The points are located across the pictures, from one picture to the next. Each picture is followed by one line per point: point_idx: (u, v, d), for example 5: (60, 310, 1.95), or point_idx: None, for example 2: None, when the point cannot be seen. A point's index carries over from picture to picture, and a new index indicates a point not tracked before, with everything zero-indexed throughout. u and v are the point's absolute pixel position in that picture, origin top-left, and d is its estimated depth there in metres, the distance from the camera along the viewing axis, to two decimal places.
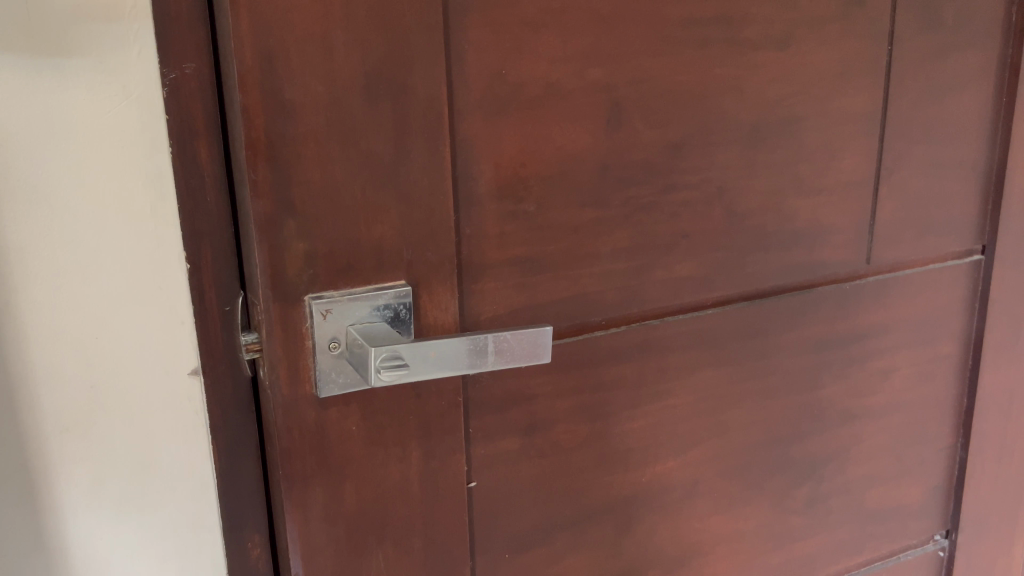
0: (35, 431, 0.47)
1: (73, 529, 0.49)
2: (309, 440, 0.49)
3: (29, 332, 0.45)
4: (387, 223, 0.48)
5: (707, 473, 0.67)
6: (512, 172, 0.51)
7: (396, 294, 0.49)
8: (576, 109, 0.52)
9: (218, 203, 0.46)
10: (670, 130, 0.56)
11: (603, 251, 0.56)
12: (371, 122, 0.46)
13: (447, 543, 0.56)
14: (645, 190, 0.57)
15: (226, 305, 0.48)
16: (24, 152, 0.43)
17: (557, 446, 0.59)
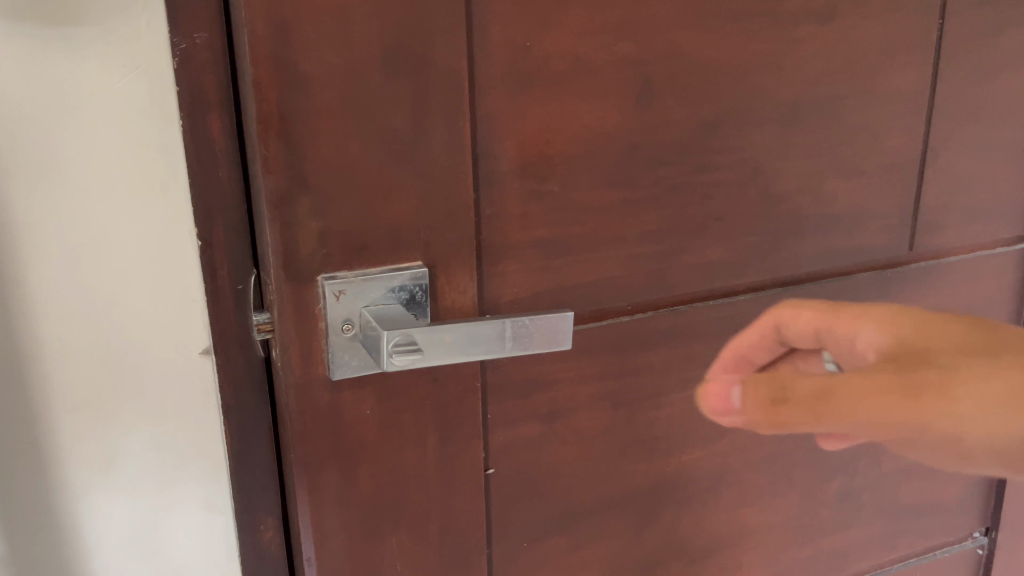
0: (46, 409, 0.46)
1: (86, 507, 0.48)
2: (323, 423, 0.48)
3: (38, 308, 0.44)
4: (403, 203, 0.46)
5: (734, 463, 0.65)
6: (536, 150, 0.49)
7: (413, 275, 0.47)
8: (603, 86, 0.50)
9: (230, 178, 0.45)
10: (703, 108, 0.54)
11: (629, 234, 0.54)
12: (388, 96, 0.44)
13: (464, 529, 0.55)
14: (676, 170, 0.54)
15: (239, 284, 0.46)
16: (33, 122, 0.41)
17: (578, 433, 0.57)
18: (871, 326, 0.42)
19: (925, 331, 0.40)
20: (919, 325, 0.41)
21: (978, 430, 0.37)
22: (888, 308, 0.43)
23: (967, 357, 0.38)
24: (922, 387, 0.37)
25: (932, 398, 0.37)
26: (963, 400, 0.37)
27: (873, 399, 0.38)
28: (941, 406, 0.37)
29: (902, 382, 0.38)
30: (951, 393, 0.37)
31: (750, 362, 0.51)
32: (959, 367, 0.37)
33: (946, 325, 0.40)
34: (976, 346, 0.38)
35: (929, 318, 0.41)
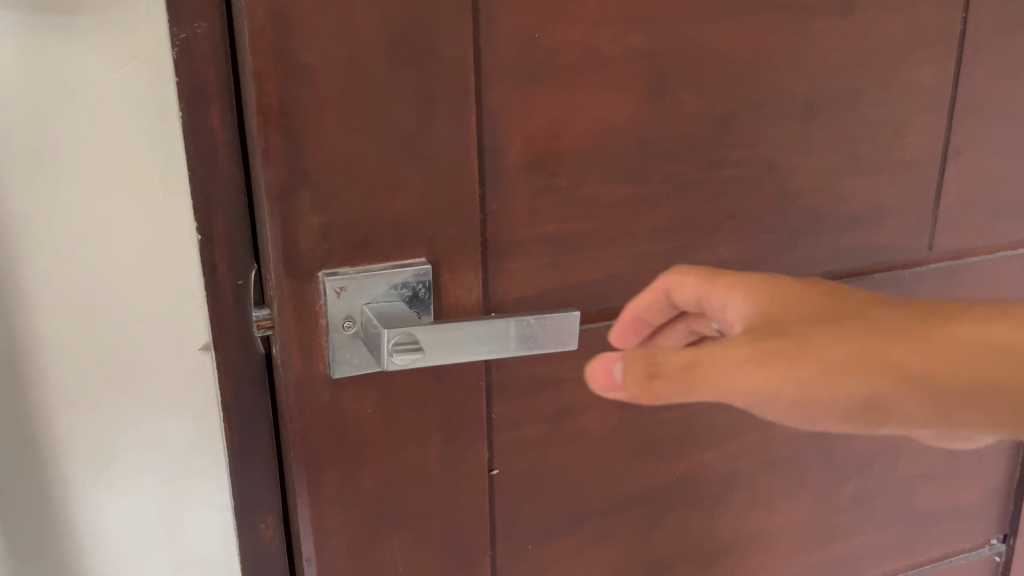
0: (42, 404, 0.45)
1: (83, 503, 0.47)
2: (324, 422, 0.47)
3: (34, 302, 0.43)
4: (407, 197, 0.45)
5: (744, 466, 0.64)
6: (545, 144, 0.48)
7: (416, 272, 0.46)
8: (614, 78, 0.49)
9: (230, 171, 0.44)
10: (717, 102, 0.52)
11: (639, 230, 0.53)
12: (392, 87, 0.43)
13: (468, 530, 0.53)
14: (688, 166, 0.53)
15: (240, 279, 0.46)
16: (29, 114, 0.40)
17: (586, 434, 0.56)
18: (736, 295, 0.37)
19: (793, 304, 0.35)
20: (776, 294, 0.36)
21: (899, 386, 0.32)
22: (738, 276, 0.38)
23: (821, 324, 0.33)
24: (817, 345, 0.32)
25: (832, 364, 0.32)
26: (877, 367, 0.32)
27: (758, 365, 0.32)
28: (846, 369, 0.32)
29: (784, 346, 0.32)
30: (858, 358, 0.32)
31: (647, 321, 0.44)
32: (820, 332, 0.33)
33: (806, 298, 0.35)
34: (834, 313, 0.34)
35: (793, 285, 0.36)
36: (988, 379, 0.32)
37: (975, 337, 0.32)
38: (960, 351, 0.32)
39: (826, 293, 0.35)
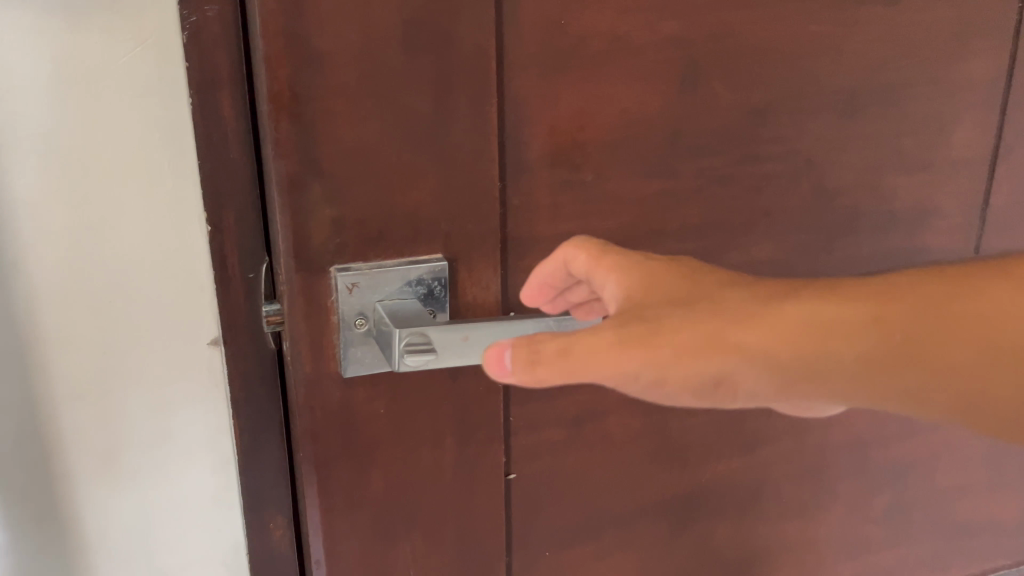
0: (46, 396, 0.44)
1: (88, 498, 0.46)
2: (334, 421, 0.45)
3: (38, 293, 0.42)
4: (423, 190, 0.43)
5: (773, 475, 0.61)
6: (569, 137, 0.46)
7: (432, 269, 0.44)
8: (644, 68, 0.46)
9: (241, 161, 0.42)
10: (753, 94, 0.50)
11: (668, 228, 0.51)
12: (408, 74, 0.41)
13: (482, 536, 0.52)
14: (720, 161, 0.51)
15: (250, 272, 0.44)
16: (34, 98, 0.39)
17: (608, 438, 0.54)
18: (613, 278, 0.36)
19: (659, 290, 0.33)
20: (650, 283, 0.34)
21: (749, 367, 0.30)
22: (620, 256, 0.37)
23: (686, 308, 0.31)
24: (672, 330, 0.30)
25: (685, 348, 0.30)
26: (728, 347, 0.30)
27: (619, 352, 0.29)
28: (696, 351, 0.30)
29: (644, 330, 0.30)
30: (708, 339, 0.30)
31: (552, 286, 0.41)
32: (680, 314, 0.30)
33: (671, 281, 0.33)
34: (691, 295, 0.32)
35: (662, 267, 0.35)
36: (834, 355, 0.30)
37: (824, 317, 0.30)
38: (809, 330, 0.30)
39: (682, 274, 0.34)
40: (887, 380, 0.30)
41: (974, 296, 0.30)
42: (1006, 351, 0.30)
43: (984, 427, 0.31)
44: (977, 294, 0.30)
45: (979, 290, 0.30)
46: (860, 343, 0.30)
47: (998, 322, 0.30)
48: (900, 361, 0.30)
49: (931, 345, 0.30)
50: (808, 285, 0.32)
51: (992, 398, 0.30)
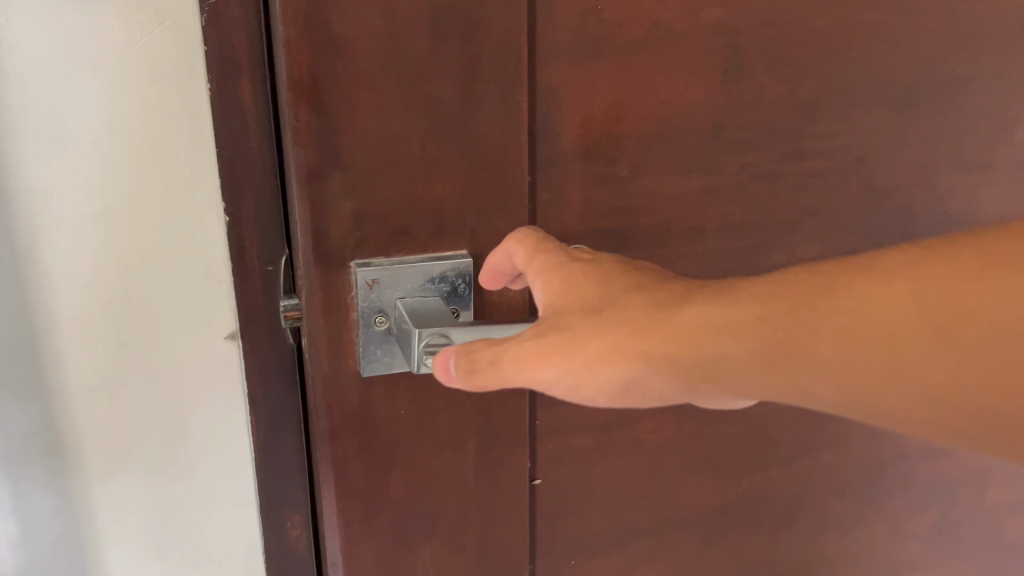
0: (60, 387, 0.43)
1: (101, 490, 0.46)
2: (353, 422, 0.44)
3: (52, 283, 0.41)
4: (448, 183, 0.41)
5: (812, 487, 0.58)
6: (604, 129, 0.44)
7: (455, 266, 0.42)
8: (684, 58, 0.44)
9: (261, 151, 0.40)
10: (800, 86, 0.47)
11: (706, 227, 0.48)
12: (435, 61, 0.38)
13: (505, 543, 0.50)
14: (764, 157, 0.48)
15: (269, 265, 0.43)
16: (49, 81, 0.38)
17: (637, 445, 0.52)
18: (541, 280, 0.36)
19: (576, 293, 0.34)
20: (570, 283, 0.35)
21: (651, 371, 0.32)
22: (550, 256, 0.37)
23: (596, 316, 0.33)
24: (580, 343, 0.33)
25: (592, 359, 0.32)
26: (629, 355, 0.32)
27: (541, 361, 0.33)
28: (601, 361, 0.32)
29: (559, 341, 0.33)
30: (610, 349, 0.32)
31: (506, 273, 0.42)
32: (590, 323, 0.33)
33: (591, 285, 0.35)
34: (600, 302, 0.34)
35: (586, 270, 0.35)
36: (719, 356, 0.32)
37: (710, 319, 0.32)
38: (696, 333, 0.32)
39: (599, 276, 0.35)
40: (774, 377, 0.32)
41: (846, 291, 0.31)
42: (877, 345, 0.30)
43: (871, 417, 0.32)
44: (848, 288, 0.31)
45: (848, 284, 0.31)
46: (742, 343, 0.31)
47: (865, 316, 0.30)
48: (783, 358, 0.31)
49: (810, 341, 0.31)
50: (704, 289, 0.34)
51: (875, 391, 0.31)
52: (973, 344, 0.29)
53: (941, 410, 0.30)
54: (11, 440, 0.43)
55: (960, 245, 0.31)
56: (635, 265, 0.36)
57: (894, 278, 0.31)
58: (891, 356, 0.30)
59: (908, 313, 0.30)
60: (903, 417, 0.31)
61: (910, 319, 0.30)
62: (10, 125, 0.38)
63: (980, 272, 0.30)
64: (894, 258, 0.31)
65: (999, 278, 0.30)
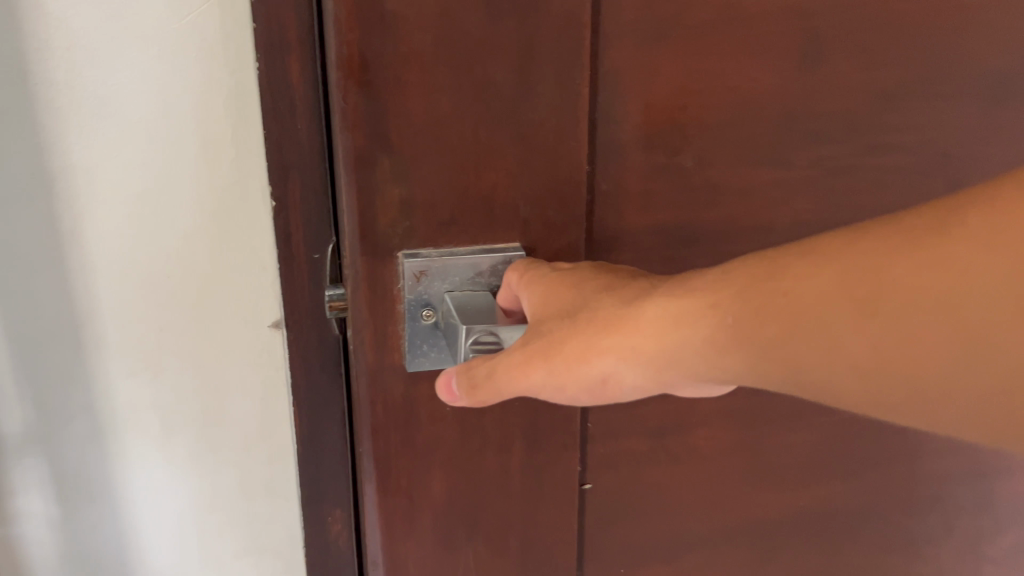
0: (102, 369, 0.43)
1: (142, 474, 0.45)
2: (396, 416, 0.42)
3: (96, 264, 0.40)
4: (500, 170, 0.39)
5: (881, 502, 0.55)
6: (668, 116, 0.41)
7: (507, 259, 0.40)
8: (758, 41, 0.41)
9: (309, 133, 0.39)
10: (883, 74, 0.44)
11: (776, 225, 0.45)
12: (490, 42, 0.36)
13: (551, 548, 0.47)
14: (841, 150, 0.45)
15: (316, 253, 0.41)
16: (94, 57, 0.37)
17: (694, 452, 0.49)
18: (526, 292, 0.37)
19: (556, 297, 0.35)
20: (552, 287, 0.36)
21: (627, 367, 0.33)
22: (535, 270, 0.38)
23: (572, 320, 0.34)
24: (558, 345, 0.33)
25: (569, 358, 0.33)
26: (601, 351, 0.33)
27: (531, 367, 0.33)
28: (577, 359, 0.33)
29: (543, 346, 0.34)
30: (584, 347, 0.33)
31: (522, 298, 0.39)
32: (567, 327, 0.34)
33: (568, 289, 0.35)
34: (575, 303, 0.34)
35: (563, 277, 0.36)
36: (680, 350, 0.32)
37: (669, 313, 0.32)
38: (657, 329, 0.32)
39: (576, 280, 0.36)
40: (727, 360, 0.31)
41: (791, 271, 0.29)
42: (810, 325, 0.29)
43: (820, 395, 0.30)
44: (794, 267, 0.29)
45: (794, 263, 0.29)
46: (696, 333, 0.31)
47: (802, 294, 0.29)
48: (731, 342, 0.30)
49: (753, 322, 0.30)
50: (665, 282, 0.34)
51: (816, 370, 0.29)
52: (904, 322, 0.27)
53: (881, 386, 0.28)
54: (53, 420, 0.43)
55: (902, 219, 0.28)
56: (617, 267, 0.37)
57: (831, 258, 0.29)
58: (826, 334, 0.29)
59: (835, 288, 0.28)
60: (846, 396, 0.29)
61: (839, 297, 0.28)
62: (55, 102, 0.37)
63: (912, 250, 0.27)
64: (838, 237, 0.29)
65: (929, 258, 0.27)
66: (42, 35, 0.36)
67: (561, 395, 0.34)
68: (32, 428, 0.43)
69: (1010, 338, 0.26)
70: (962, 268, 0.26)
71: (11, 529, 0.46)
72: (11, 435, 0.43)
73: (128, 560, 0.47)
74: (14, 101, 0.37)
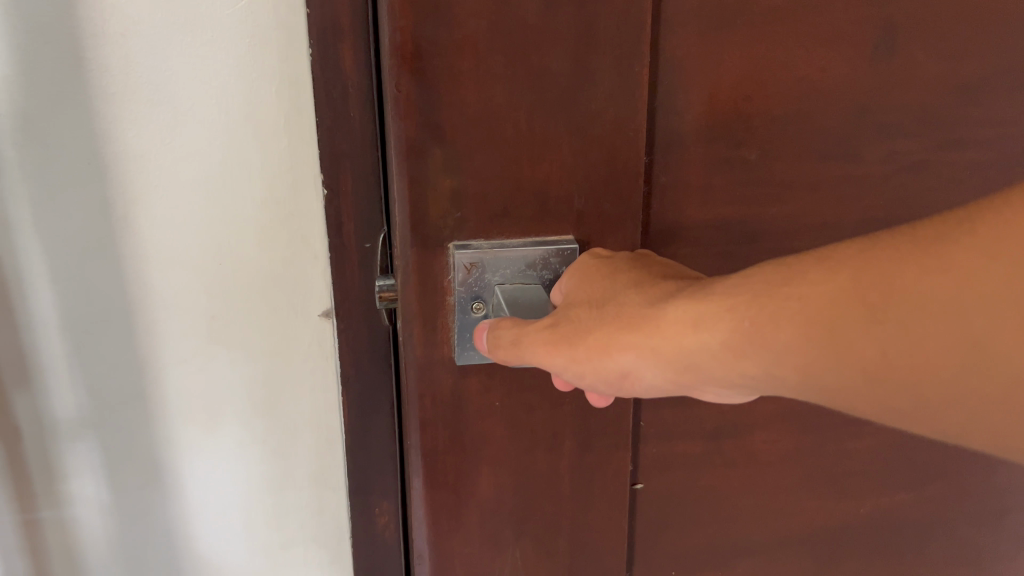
0: (153, 356, 0.43)
1: (189, 462, 0.45)
2: (445, 410, 0.41)
3: (147, 251, 0.40)
4: (554, 162, 0.38)
5: (947, 513, 0.53)
6: (732, 107, 0.39)
7: (560, 251, 0.39)
8: (829, 29, 0.39)
9: (362, 121, 0.39)
10: (962, 64, 0.41)
11: (842, 221, 0.43)
12: (547, 28, 0.35)
13: (600, 549, 0.46)
14: (915, 144, 0.42)
15: (367, 242, 0.41)
16: (150, 44, 0.37)
17: (751, 455, 0.48)
18: (567, 275, 0.36)
19: (588, 286, 0.34)
20: (586, 276, 0.35)
21: (644, 363, 0.31)
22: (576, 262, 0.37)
23: (601, 310, 0.32)
24: (583, 334, 0.32)
25: (592, 349, 0.32)
26: (622, 347, 0.31)
27: (552, 346, 0.33)
28: (598, 351, 0.32)
29: (570, 329, 0.33)
30: (607, 340, 0.32)
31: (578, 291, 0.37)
32: (594, 316, 0.32)
33: (605, 279, 0.34)
34: (605, 295, 0.33)
35: (603, 265, 0.35)
36: (698, 352, 0.30)
37: (691, 315, 0.30)
38: (678, 331, 0.30)
39: (613, 270, 0.34)
40: (745, 365, 0.29)
41: (802, 279, 0.27)
42: (819, 331, 0.26)
43: (839, 406, 0.28)
44: (805, 275, 0.27)
45: (806, 270, 0.27)
46: (713, 337, 0.29)
47: (813, 300, 0.27)
48: (747, 347, 0.28)
49: (767, 328, 0.28)
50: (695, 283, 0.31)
51: (829, 378, 0.27)
52: (913, 331, 0.25)
53: (891, 394, 0.26)
54: (106, 408, 0.43)
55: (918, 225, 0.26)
56: (654, 258, 0.36)
57: (841, 263, 0.26)
58: (835, 341, 0.26)
59: (842, 294, 0.26)
60: (862, 406, 0.27)
61: (846, 302, 0.26)
62: (110, 89, 0.37)
63: (921, 257, 0.25)
64: (853, 242, 0.27)
65: (936, 264, 0.25)
66: (98, 22, 0.36)
67: (580, 379, 0.33)
68: (85, 415, 0.43)
69: (1021, 353, 0.23)
70: (968, 275, 0.24)
71: (63, 514, 0.46)
72: (64, 420, 0.43)
73: (178, 546, 0.48)
74: (69, 87, 0.37)
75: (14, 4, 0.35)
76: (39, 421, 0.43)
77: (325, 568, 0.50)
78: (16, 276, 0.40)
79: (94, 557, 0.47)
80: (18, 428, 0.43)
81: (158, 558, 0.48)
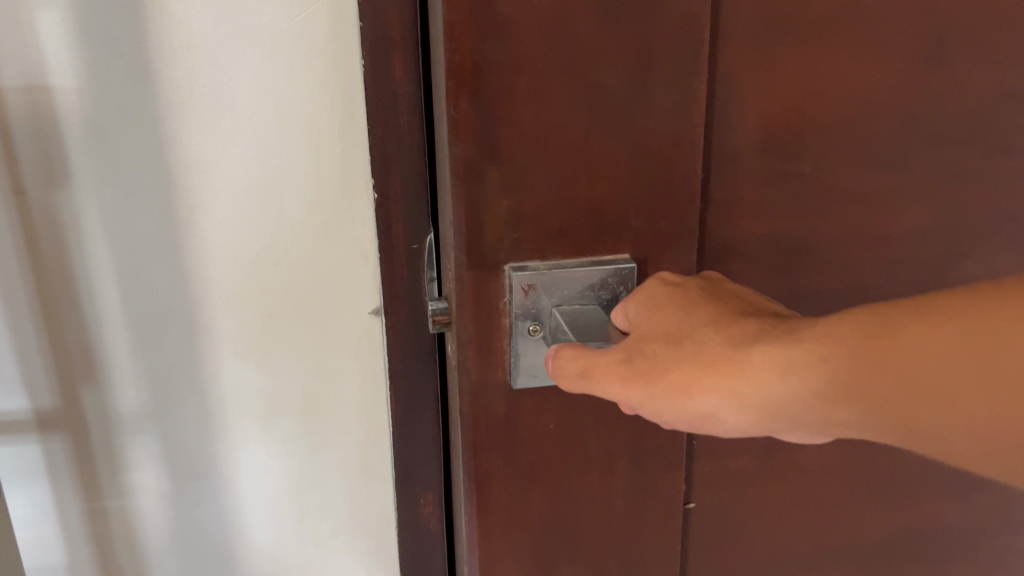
0: (210, 355, 0.43)
1: (242, 458, 0.45)
2: (499, 434, 0.40)
3: (207, 253, 0.41)
4: (611, 178, 0.37)
5: (990, 521, 0.52)
6: (784, 122, 0.39)
7: (617, 271, 0.38)
8: (881, 39, 0.39)
9: (411, 128, 0.39)
10: (1009, 74, 0.41)
11: (893, 233, 0.43)
12: (605, 44, 0.35)
13: (653, 569, 0.45)
14: (963, 154, 0.42)
15: (415, 244, 0.41)
16: (213, 53, 0.38)
17: (799, 469, 0.47)
18: (634, 299, 0.35)
19: (659, 317, 0.33)
20: (655, 304, 0.34)
21: (729, 407, 0.30)
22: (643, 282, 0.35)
23: (677, 349, 0.32)
24: (660, 372, 0.32)
25: (671, 388, 0.31)
26: (703, 389, 0.31)
27: (629, 383, 0.32)
28: (679, 391, 0.31)
29: (647, 366, 0.32)
30: (688, 379, 0.31)
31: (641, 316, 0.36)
32: (672, 353, 0.32)
33: (678, 310, 0.33)
34: (681, 330, 0.32)
35: (673, 292, 0.34)
36: (786, 399, 0.29)
37: (777, 363, 0.29)
38: (764, 377, 0.29)
39: (686, 300, 0.33)
40: (838, 412, 0.29)
41: (898, 331, 0.27)
42: (920, 385, 0.26)
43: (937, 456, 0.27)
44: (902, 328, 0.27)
45: (902, 320, 0.27)
46: (805, 386, 0.29)
47: (913, 354, 0.26)
48: (841, 396, 0.28)
49: (861, 379, 0.27)
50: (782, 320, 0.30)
51: (928, 430, 0.27)
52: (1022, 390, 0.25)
53: (997, 450, 0.26)
54: (166, 403, 0.43)
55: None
56: (725, 286, 0.34)
57: (941, 318, 0.26)
58: (937, 395, 0.26)
59: (946, 349, 0.26)
60: (963, 459, 0.27)
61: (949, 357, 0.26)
62: (174, 97, 0.38)
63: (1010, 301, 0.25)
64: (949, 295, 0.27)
65: None
66: (163, 34, 0.37)
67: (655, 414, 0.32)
68: (147, 411, 0.43)
69: None
70: None
71: (126, 504, 0.46)
72: (130, 414, 0.43)
73: (233, 540, 0.47)
74: (136, 94, 0.38)
75: (87, 16, 0.37)
76: (103, 415, 0.43)
77: (370, 562, 0.49)
78: (83, 279, 0.41)
79: (153, 552, 0.47)
80: (85, 416, 0.43)
81: (215, 551, 0.47)
